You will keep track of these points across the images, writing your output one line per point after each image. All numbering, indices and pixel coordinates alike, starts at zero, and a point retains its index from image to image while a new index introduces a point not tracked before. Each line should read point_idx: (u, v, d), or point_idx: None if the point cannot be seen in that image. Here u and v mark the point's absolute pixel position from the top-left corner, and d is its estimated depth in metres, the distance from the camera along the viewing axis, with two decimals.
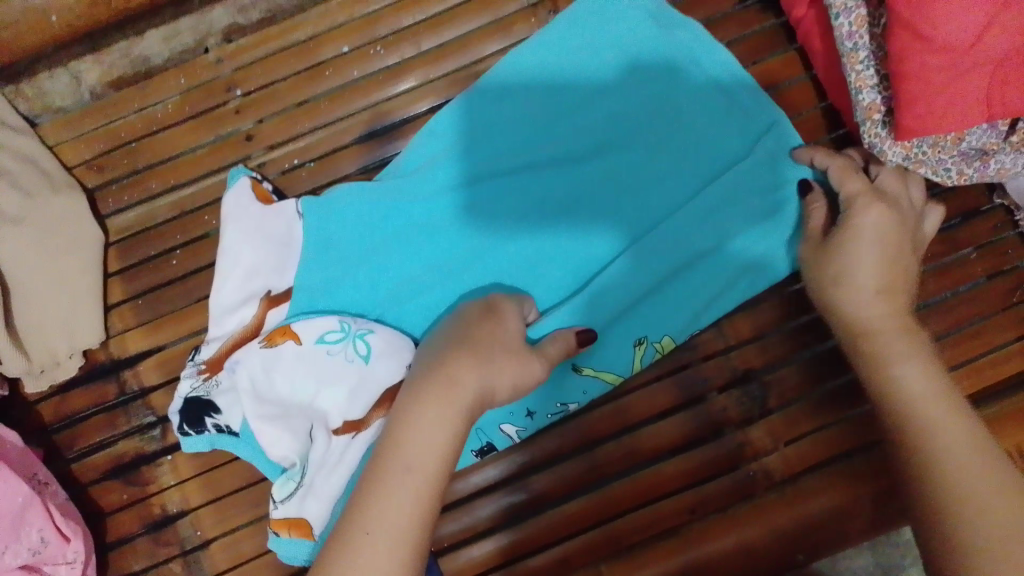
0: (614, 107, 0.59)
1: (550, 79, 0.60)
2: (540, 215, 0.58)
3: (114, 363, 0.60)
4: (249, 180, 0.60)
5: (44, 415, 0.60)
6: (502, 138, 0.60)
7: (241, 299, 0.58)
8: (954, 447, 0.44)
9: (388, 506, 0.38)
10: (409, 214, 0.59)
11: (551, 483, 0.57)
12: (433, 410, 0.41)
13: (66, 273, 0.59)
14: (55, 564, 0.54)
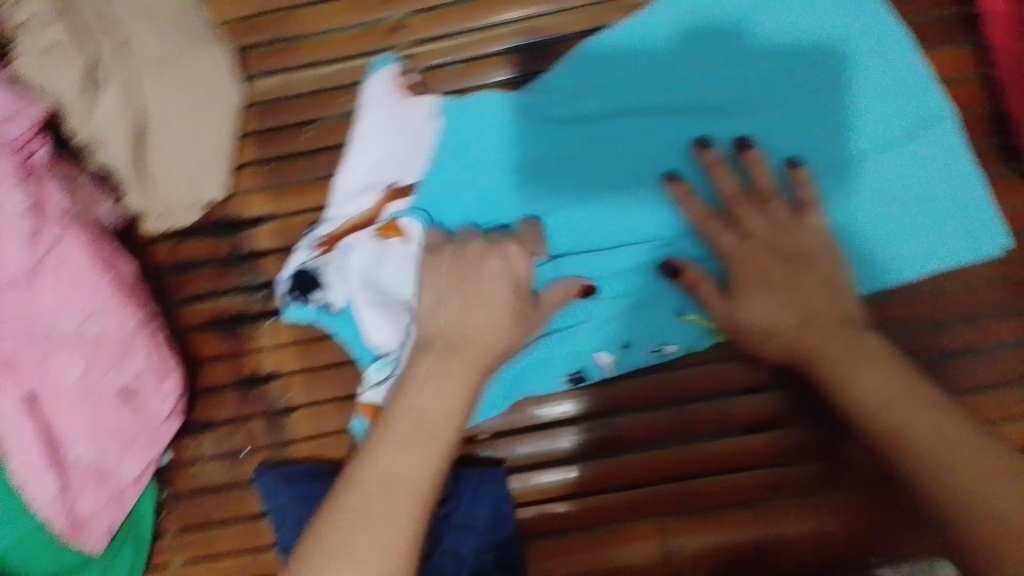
0: (779, 67, 0.57)
1: (714, 23, 0.58)
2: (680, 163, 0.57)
3: (232, 221, 0.61)
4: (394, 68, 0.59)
5: (157, 256, 0.62)
6: (654, 76, 0.58)
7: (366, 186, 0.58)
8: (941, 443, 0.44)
9: (381, 453, 0.47)
10: (545, 134, 0.58)
11: (630, 427, 0.60)
12: (449, 379, 0.49)
13: (202, 125, 0.59)
14: (148, 398, 0.56)
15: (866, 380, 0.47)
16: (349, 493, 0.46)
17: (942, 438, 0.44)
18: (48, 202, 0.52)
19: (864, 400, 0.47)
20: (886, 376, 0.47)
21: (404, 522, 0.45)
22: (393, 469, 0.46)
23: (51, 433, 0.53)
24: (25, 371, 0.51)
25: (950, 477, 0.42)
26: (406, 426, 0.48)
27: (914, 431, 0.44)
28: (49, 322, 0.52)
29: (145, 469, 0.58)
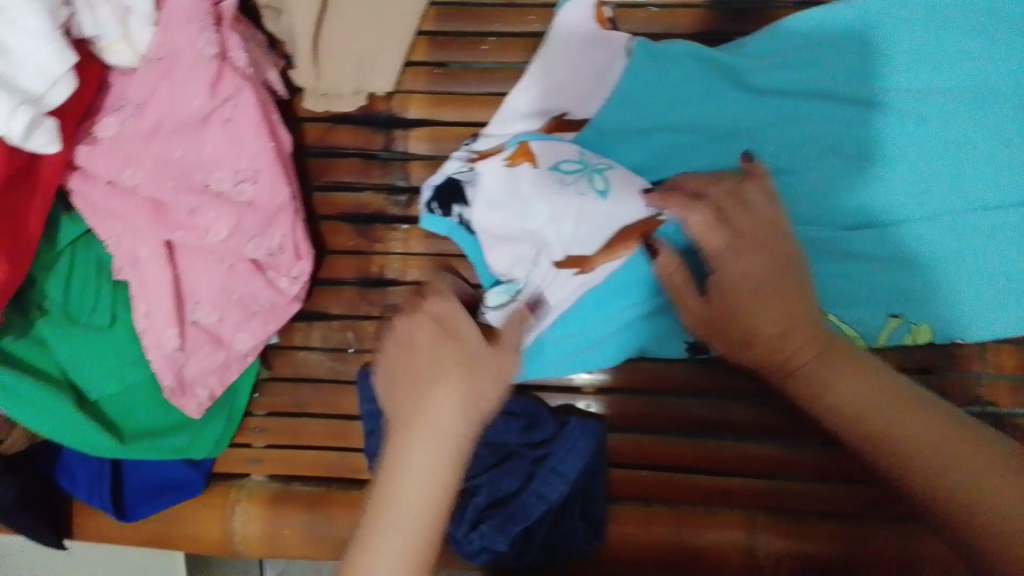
0: (977, 90, 0.53)
1: (926, 32, 0.53)
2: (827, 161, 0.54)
3: (391, 118, 0.60)
4: None
5: (306, 136, 0.60)
6: (852, 63, 0.54)
7: (532, 111, 0.56)
8: (911, 442, 0.39)
9: (406, 437, 0.41)
10: (704, 95, 0.55)
11: (739, 412, 0.59)
12: (453, 340, 0.44)
13: (386, 13, 0.57)
14: (278, 273, 0.54)
15: (835, 381, 0.41)
16: (389, 472, 0.40)
17: (956, 459, 0.38)
18: (230, 50, 0.50)
19: (866, 418, 0.40)
20: (853, 375, 0.41)
21: (433, 500, 0.40)
22: (423, 473, 0.40)
23: (180, 287, 0.53)
24: (172, 218, 0.50)
25: (971, 515, 0.37)
26: (426, 425, 0.41)
27: (917, 447, 0.39)
28: (206, 174, 0.50)
29: (257, 346, 0.55)
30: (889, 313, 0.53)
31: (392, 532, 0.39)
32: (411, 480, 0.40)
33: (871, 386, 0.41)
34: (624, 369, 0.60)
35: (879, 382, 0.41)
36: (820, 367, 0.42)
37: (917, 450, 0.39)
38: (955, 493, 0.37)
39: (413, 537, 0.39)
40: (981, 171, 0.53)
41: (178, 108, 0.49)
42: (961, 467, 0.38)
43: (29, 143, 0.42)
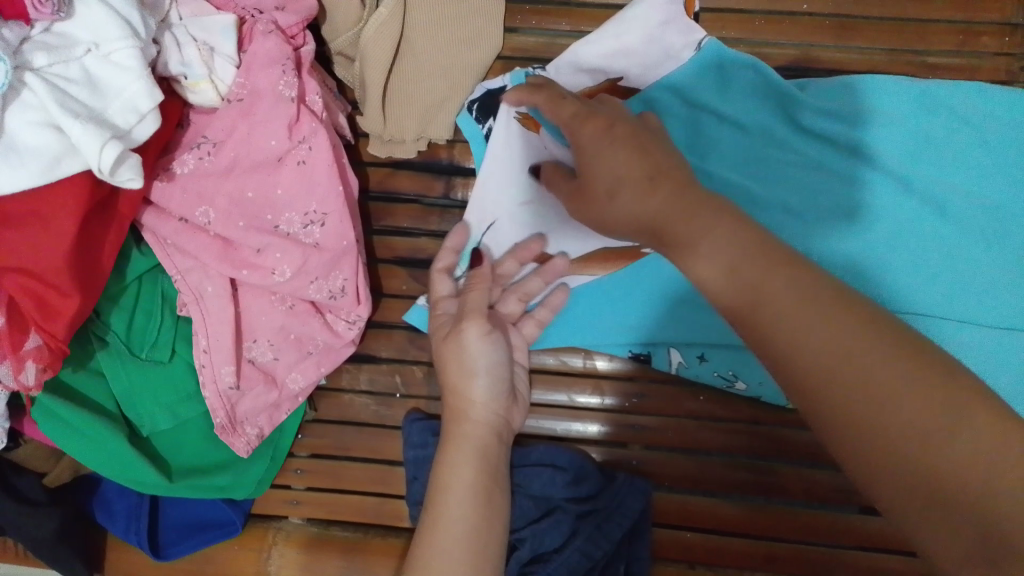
0: (999, 205, 0.55)
1: (970, 138, 0.56)
2: (843, 207, 0.55)
3: (452, 166, 0.60)
4: None
5: (368, 179, 0.61)
6: (901, 142, 0.56)
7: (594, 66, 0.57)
8: (831, 352, 0.32)
9: (452, 448, 0.49)
10: (754, 127, 0.56)
11: (793, 479, 0.58)
12: (479, 341, 0.51)
13: (455, 63, 0.57)
14: (337, 316, 0.54)
15: (705, 251, 0.35)
16: (436, 502, 0.47)
17: (882, 390, 0.31)
18: (307, 95, 0.51)
19: (800, 349, 0.32)
20: (739, 242, 0.35)
21: (477, 497, 0.47)
22: (472, 468, 0.48)
23: (239, 323, 0.53)
24: (239, 256, 0.51)
25: (899, 473, 0.31)
26: (466, 426, 0.50)
27: (849, 385, 0.32)
28: (276, 214, 0.51)
29: (308, 387, 0.55)
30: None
31: (452, 549, 0.44)
32: (459, 463, 0.48)
33: (805, 313, 0.33)
34: (671, 428, 0.59)
35: (776, 271, 0.34)
36: (725, 260, 0.34)
37: (846, 384, 0.32)
38: (891, 449, 0.31)
39: (470, 538, 0.45)
40: (977, 272, 0.54)
41: (256, 149, 0.49)
42: (882, 410, 0.31)
43: (114, 177, 0.42)
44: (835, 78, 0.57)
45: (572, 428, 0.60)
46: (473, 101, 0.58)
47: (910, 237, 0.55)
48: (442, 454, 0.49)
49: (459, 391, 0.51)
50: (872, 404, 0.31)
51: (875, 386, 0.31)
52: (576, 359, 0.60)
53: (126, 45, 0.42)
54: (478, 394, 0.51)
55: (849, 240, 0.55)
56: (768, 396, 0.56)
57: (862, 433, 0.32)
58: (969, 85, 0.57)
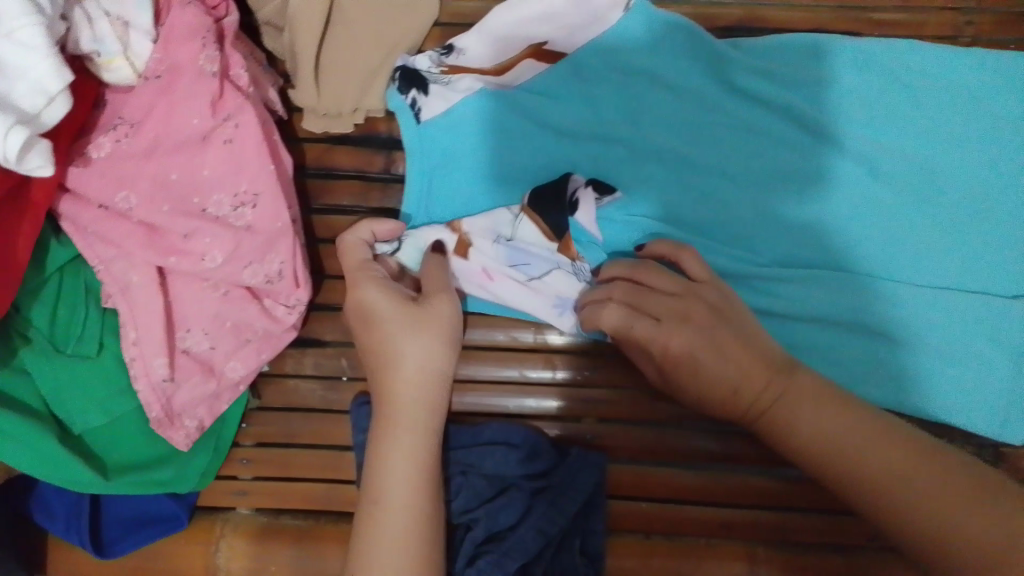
0: (932, 169, 0.56)
1: (904, 98, 0.56)
2: (768, 171, 0.56)
3: (391, 139, 0.58)
4: None
5: (305, 156, 0.58)
6: (837, 101, 0.56)
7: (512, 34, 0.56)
8: (852, 446, 0.45)
9: (390, 439, 0.48)
10: (686, 87, 0.56)
11: (745, 445, 0.58)
12: (421, 333, 0.49)
13: (389, 32, 0.55)
14: (275, 301, 0.52)
15: (710, 370, 0.49)
16: (373, 497, 0.46)
17: (888, 470, 0.43)
18: (230, 69, 0.49)
19: (840, 447, 0.45)
20: (752, 373, 0.48)
21: (418, 487, 0.47)
22: (411, 466, 0.47)
23: (171, 313, 0.50)
24: (167, 242, 0.48)
25: (922, 539, 0.41)
26: (405, 412, 0.48)
27: (863, 474, 0.44)
28: (204, 197, 0.48)
29: (249, 375, 0.53)
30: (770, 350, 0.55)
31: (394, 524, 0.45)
32: (392, 454, 0.47)
33: (840, 423, 0.46)
34: (624, 402, 0.58)
35: (756, 364, 0.48)
36: (807, 422, 0.46)
37: (837, 455, 0.45)
38: (942, 526, 0.41)
39: (412, 518, 0.46)
40: (905, 237, 0.55)
41: (178, 126, 0.47)
42: (935, 516, 0.41)
43: (22, 165, 0.40)
44: (771, 35, 0.56)
45: (528, 404, 0.59)
46: (394, 70, 0.56)
47: (839, 203, 0.55)
48: (384, 441, 0.48)
49: (402, 382, 0.49)
50: (890, 482, 0.43)
51: (875, 466, 0.44)
52: (526, 335, 0.59)
53: (27, 22, 0.39)
54: (421, 382, 0.49)
55: (773, 204, 0.55)
56: None
57: (903, 523, 0.42)
58: (906, 40, 0.56)
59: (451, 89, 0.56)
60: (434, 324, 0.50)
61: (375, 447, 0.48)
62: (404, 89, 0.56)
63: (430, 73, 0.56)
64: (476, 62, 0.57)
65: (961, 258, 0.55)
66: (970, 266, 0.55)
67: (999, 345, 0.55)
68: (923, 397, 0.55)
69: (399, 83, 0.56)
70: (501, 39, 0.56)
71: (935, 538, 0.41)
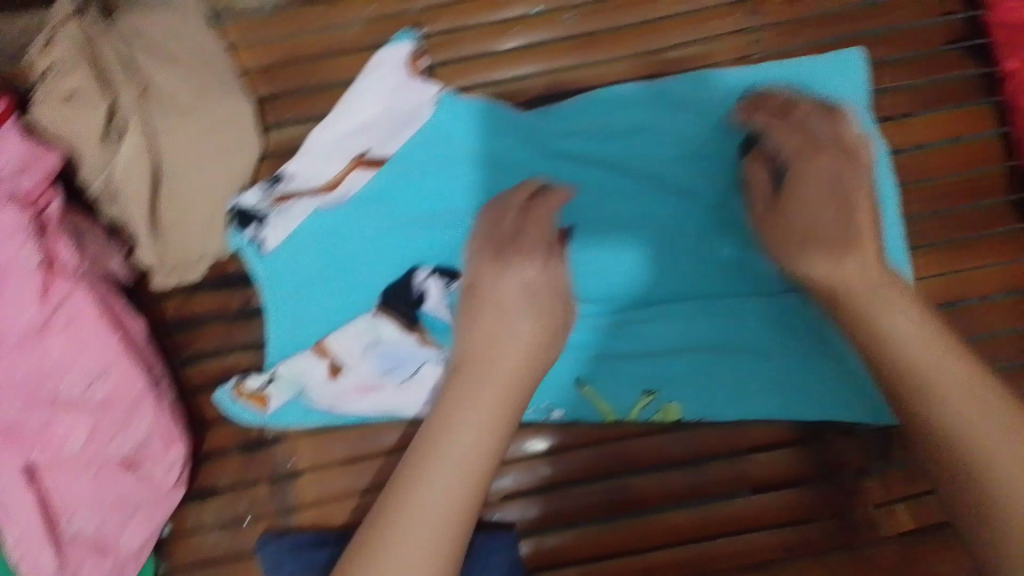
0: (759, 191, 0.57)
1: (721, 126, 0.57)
2: (605, 225, 0.57)
3: (243, 276, 0.59)
4: (412, 41, 0.57)
5: (165, 312, 0.58)
6: (653, 147, 0.58)
7: (334, 150, 0.58)
8: (992, 430, 0.40)
9: (461, 389, 0.45)
10: (509, 162, 0.57)
11: (647, 486, 0.58)
12: (503, 308, 0.47)
13: (216, 176, 0.56)
14: (152, 465, 0.52)
15: (891, 323, 0.44)
16: (438, 458, 0.43)
17: (990, 445, 0.40)
18: (58, 256, 0.50)
19: (948, 421, 0.41)
20: (921, 326, 0.43)
21: (461, 512, 0.42)
22: (484, 425, 0.44)
23: (49, 504, 0.50)
24: (28, 438, 0.49)
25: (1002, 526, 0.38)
26: (491, 404, 0.44)
27: (986, 449, 0.40)
28: (54, 385, 0.50)
29: (145, 544, 0.53)
30: (644, 390, 0.58)
31: (439, 496, 0.42)
32: (431, 482, 0.42)
33: (990, 398, 0.41)
34: (525, 471, 0.59)
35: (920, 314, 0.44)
36: (895, 331, 0.44)
37: (911, 364, 0.43)
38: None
39: (443, 522, 0.41)
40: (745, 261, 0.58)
41: (11, 322, 0.49)
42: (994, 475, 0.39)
43: None
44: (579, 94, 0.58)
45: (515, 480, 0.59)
46: (230, 211, 0.57)
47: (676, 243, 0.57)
48: (455, 404, 0.44)
49: (464, 429, 0.44)
50: (978, 450, 0.40)
51: (992, 456, 0.39)
52: None
53: None
54: (480, 435, 0.44)
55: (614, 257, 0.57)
56: (584, 416, 0.58)
57: (982, 495, 0.39)
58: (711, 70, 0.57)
59: (287, 215, 0.57)
60: (547, 327, 0.48)
61: (428, 444, 0.43)
62: (240, 227, 0.57)
63: (261, 206, 0.57)
64: (309, 182, 0.57)
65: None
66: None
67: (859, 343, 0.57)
68: (805, 403, 0.57)
69: (235, 222, 0.57)
70: (324, 158, 0.57)
71: (1006, 508, 0.38)
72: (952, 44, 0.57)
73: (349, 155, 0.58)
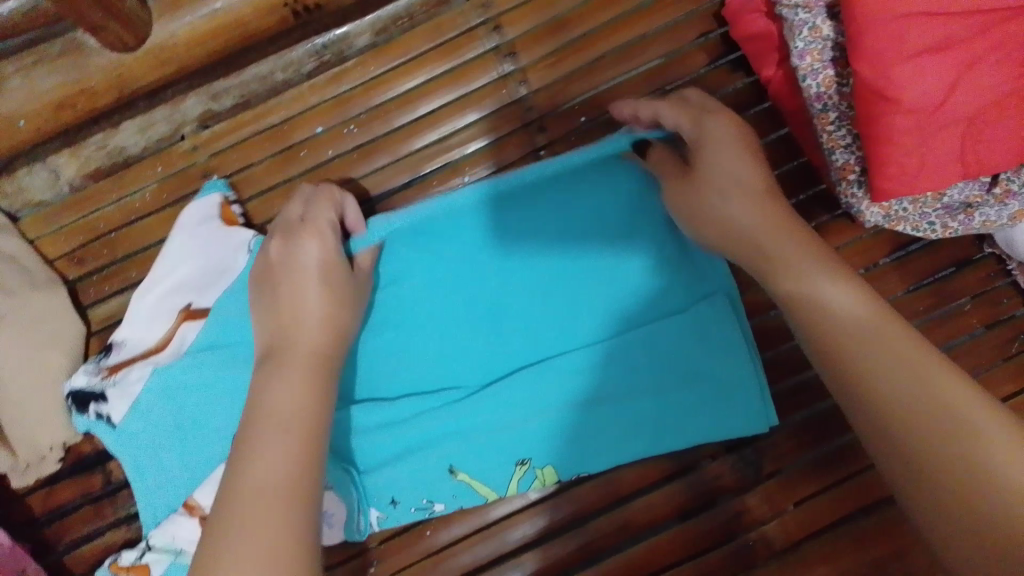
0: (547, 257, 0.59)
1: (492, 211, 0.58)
2: (406, 331, 0.59)
3: (101, 453, 0.61)
4: (219, 194, 0.60)
5: (32, 508, 0.60)
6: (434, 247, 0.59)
7: (159, 313, 0.59)
8: (925, 394, 0.38)
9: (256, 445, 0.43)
10: None
11: (540, 558, 0.58)
12: (287, 378, 0.46)
13: (48, 365, 0.60)
14: None
15: (817, 288, 0.43)
16: (235, 500, 0.40)
17: (929, 398, 0.38)
18: None
19: (871, 373, 0.40)
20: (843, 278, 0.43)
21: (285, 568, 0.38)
22: (284, 453, 0.42)
23: None
24: None
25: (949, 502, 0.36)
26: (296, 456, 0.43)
27: (906, 404, 0.39)
28: None
29: None
30: (517, 461, 0.57)
31: (257, 539, 0.38)
32: (251, 526, 0.39)
33: (892, 342, 0.40)
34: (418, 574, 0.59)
35: (852, 281, 0.43)
36: (822, 304, 0.43)
37: (853, 339, 0.41)
38: (951, 471, 0.36)
39: (276, 549, 0.38)
40: (553, 324, 0.59)
41: None
42: (981, 465, 0.36)
43: None
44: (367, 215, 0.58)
45: (524, 533, 0.59)
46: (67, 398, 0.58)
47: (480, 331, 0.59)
48: (264, 450, 0.42)
49: (259, 469, 0.41)
50: (892, 420, 0.39)
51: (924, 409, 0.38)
52: None
53: None
54: (287, 473, 0.42)
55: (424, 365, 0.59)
56: (467, 502, 0.58)
57: (952, 479, 0.36)
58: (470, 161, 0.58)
59: (122, 386, 0.58)
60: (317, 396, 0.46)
61: (238, 470, 0.42)
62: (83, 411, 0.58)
63: (95, 382, 0.58)
64: (139, 345, 0.59)
65: (611, 311, 0.59)
66: (624, 310, 0.59)
67: (691, 364, 0.58)
68: (678, 431, 0.58)
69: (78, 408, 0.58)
70: (152, 321, 0.59)
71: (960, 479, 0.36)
72: (713, 64, 0.63)
73: (174, 313, 0.59)
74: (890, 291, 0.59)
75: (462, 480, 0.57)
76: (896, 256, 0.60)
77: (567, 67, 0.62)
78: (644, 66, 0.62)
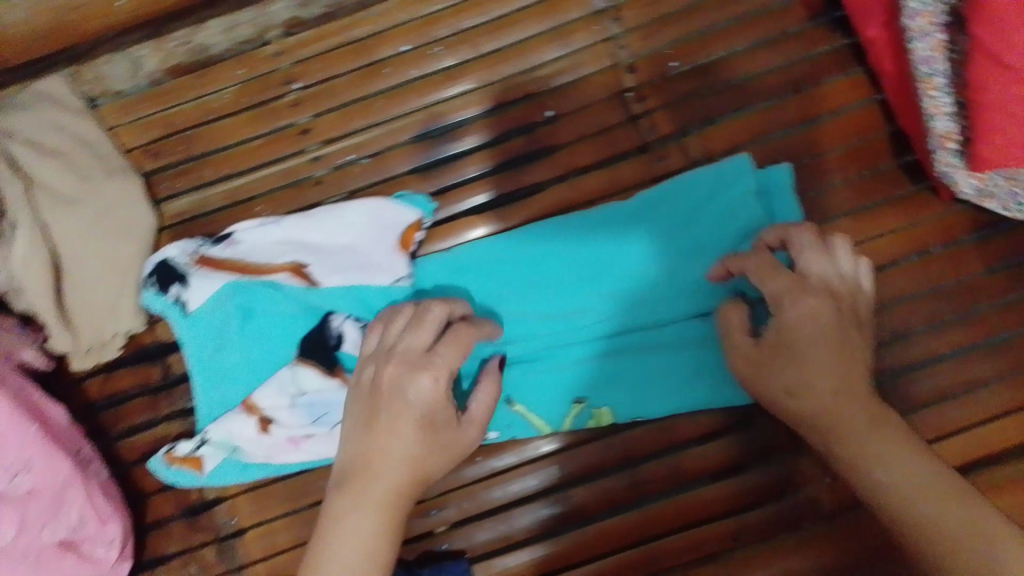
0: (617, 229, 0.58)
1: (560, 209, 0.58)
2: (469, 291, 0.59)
3: (162, 346, 0.61)
4: (419, 216, 0.59)
5: (90, 393, 0.60)
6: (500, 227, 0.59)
7: (283, 247, 0.59)
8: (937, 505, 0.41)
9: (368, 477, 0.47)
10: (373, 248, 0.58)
11: (587, 495, 0.58)
12: (391, 421, 0.48)
13: (117, 252, 0.59)
14: (93, 544, 0.54)
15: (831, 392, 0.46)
16: (335, 511, 0.47)
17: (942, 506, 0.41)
18: None
19: (884, 476, 0.43)
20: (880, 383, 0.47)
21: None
22: (367, 526, 0.46)
23: None
24: None
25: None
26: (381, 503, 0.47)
27: (923, 507, 0.41)
28: None
29: None
30: (573, 399, 0.58)
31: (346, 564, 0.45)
32: (347, 546, 0.45)
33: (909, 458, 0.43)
34: (467, 497, 0.59)
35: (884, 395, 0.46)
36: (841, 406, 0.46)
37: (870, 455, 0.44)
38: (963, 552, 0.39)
39: None
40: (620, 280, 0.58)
41: None
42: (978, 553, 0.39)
43: None
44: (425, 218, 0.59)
45: (574, 467, 0.59)
46: (147, 275, 0.59)
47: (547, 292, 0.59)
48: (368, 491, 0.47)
49: (352, 543, 0.45)
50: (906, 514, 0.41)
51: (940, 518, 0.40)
52: None
53: None
54: (372, 544, 0.46)
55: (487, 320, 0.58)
56: (519, 433, 0.58)
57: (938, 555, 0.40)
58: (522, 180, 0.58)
59: (207, 278, 0.58)
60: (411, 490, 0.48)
61: (339, 503, 0.47)
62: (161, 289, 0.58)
63: (184, 264, 0.58)
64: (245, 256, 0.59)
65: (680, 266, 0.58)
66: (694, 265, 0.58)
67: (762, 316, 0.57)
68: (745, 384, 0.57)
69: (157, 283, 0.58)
70: (270, 246, 0.59)
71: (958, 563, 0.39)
72: (816, 19, 0.62)
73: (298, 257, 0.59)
74: (968, 269, 0.58)
75: (518, 412, 0.58)
76: (981, 234, 0.58)
77: (661, 11, 0.62)
78: (739, 16, 0.62)
